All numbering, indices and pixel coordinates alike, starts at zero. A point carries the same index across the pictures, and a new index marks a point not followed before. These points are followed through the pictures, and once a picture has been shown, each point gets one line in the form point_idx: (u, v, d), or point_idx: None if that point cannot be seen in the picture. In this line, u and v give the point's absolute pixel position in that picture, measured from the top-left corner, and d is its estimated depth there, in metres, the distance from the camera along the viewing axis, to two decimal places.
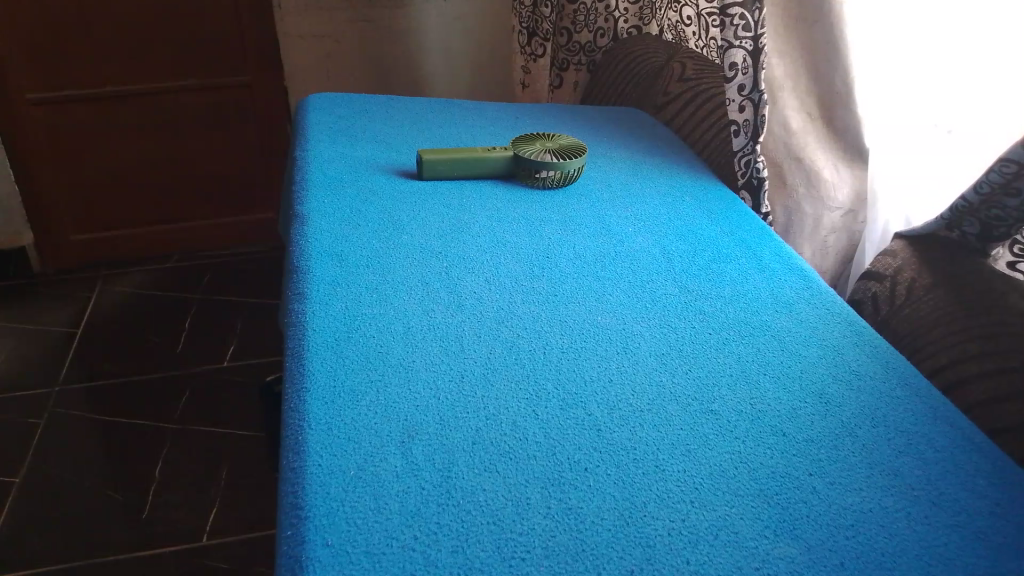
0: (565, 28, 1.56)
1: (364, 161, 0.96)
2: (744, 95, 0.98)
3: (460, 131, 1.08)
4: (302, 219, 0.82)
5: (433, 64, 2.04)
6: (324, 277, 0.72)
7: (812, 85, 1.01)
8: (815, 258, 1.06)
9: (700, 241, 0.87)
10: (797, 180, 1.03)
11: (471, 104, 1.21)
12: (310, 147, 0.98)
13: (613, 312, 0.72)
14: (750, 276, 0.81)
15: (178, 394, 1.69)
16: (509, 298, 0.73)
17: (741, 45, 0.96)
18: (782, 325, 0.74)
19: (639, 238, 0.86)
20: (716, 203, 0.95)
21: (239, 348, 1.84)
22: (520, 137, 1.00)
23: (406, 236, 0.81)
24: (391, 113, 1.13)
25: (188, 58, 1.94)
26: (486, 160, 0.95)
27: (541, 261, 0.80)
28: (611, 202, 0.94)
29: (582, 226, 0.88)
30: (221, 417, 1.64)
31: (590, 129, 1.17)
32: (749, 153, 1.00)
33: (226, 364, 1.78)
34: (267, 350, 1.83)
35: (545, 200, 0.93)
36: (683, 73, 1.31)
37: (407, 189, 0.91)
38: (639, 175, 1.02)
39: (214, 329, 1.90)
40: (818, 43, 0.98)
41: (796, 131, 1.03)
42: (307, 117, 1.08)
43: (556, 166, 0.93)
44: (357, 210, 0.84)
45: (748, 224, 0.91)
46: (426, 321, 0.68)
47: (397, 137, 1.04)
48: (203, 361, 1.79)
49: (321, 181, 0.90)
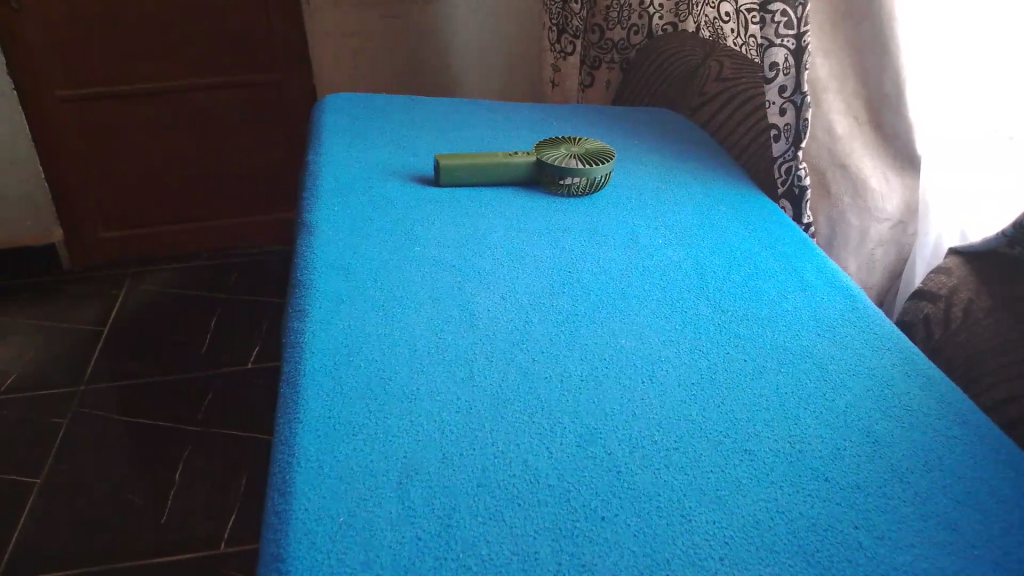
0: (597, 25, 1.52)
1: (379, 166, 0.91)
2: (786, 97, 0.92)
3: (484, 133, 1.04)
4: (310, 227, 0.77)
5: (463, 62, 1.99)
6: (329, 292, 0.67)
7: (860, 88, 0.93)
8: (860, 273, 0.99)
9: (735, 256, 0.81)
10: (842, 189, 0.96)
11: (496, 105, 1.16)
12: (324, 150, 0.94)
13: (639, 335, 0.67)
14: (789, 295, 0.75)
15: (200, 396, 1.66)
16: (527, 317, 0.68)
17: (783, 44, 0.90)
18: (824, 352, 0.68)
19: (669, 252, 0.81)
20: (754, 213, 0.89)
21: (262, 350, 1.81)
22: (544, 140, 0.94)
23: (419, 247, 0.76)
24: (414, 113, 1.09)
25: (216, 55, 1.91)
26: (508, 165, 0.90)
27: (563, 275, 0.75)
28: (640, 210, 0.88)
29: (609, 237, 0.82)
30: (241, 419, 1.61)
31: (621, 131, 1.11)
32: (790, 160, 0.94)
33: (249, 366, 1.76)
34: None
35: (569, 208, 0.88)
36: (720, 72, 1.24)
37: (423, 196, 0.86)
38: (672, 182, 0.96)
39: (237, 330, 1.87)
40: (866, 43, 0.91)
41: (841, 137, 0.95)
42: (322, 119, 1.04)
43: (581, 172, 0.88)
44: (368, 218, 0.80)
45: (789, 236, 0.85)
46: (434, 343, 0.63)
47: (416, 141, 0.99)
48: (227, 362, 1.77)
49: (332, 186, 0.85)
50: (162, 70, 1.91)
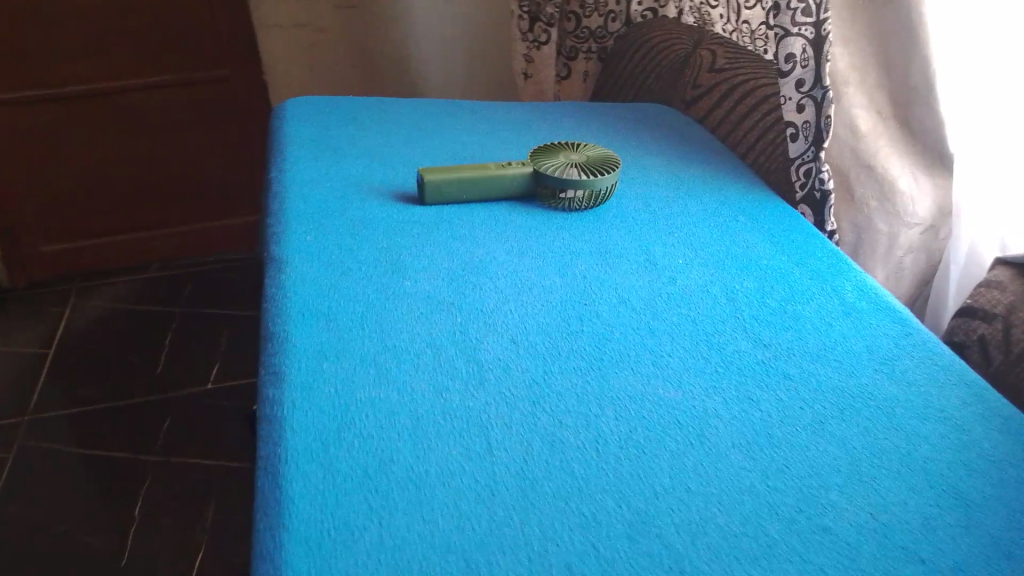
0: (572, 12, 1.44)
1: (354, 182, 0.80)
2: (804, 92, 0.84)
3: (467, 139, 0.93)
4: (278, 263, 0.66)
5: (424, 53, 1.88)
6: (308, 346, 0.56)
7: (885, 81, 0.86)
8: (888, 283, 0.89)
9: (766, 276, 0.72)
10: (868, 193, 0.86)
11: (477, 106, 1.05)
12: (290, 166, 0.82)
13: (678, 382, 0.57)
14: (834, 321, 0.66)
15: (158, 422, 1.52)
16: (544, 364, 0.57)
17: (800, 33, 0.82)
18: (887, 391, 0.59)
19: (692, 273, 0.71)
20: (778, 224, 0.80)
21: (223, 368, 1.67)
22: (539, 147, 0.84)
23: (409, 282, 0.65)
24: (388, 118, 0.98)
25: (159, 52, 1.76)
26: (502, 178, 0.79)
27: (579, 309, 0.64)
28: (652, 225, 0.79)
29: (623, 258, 0.72)
30: (206, 444, 1.48)
31: (616, 132, 1.01)
32: (809, 161, 0.86)
33: (209, 387, 1.62)
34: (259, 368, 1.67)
35: (573, 224, 0.78)
36: (715, 62, 1.14)
37: (406, 217, 0.75)
38: (682, 189, 0.86)
39: (194, 348, 1.73)
40: (891, 32, 0.84)
41: (864, 133, 0.86)
42: (286, 128, 0.92)
43: (584, 184, 0.78)
44: (347, 248, 0.68)
45: (818, 251, 0.76)
46: (440, 408, 0.52)
47: (396, 150, 0.88)
48: (184, 383, 1.63)
49: (299, 210, 0.74)
50: (101, 70, 1.75)
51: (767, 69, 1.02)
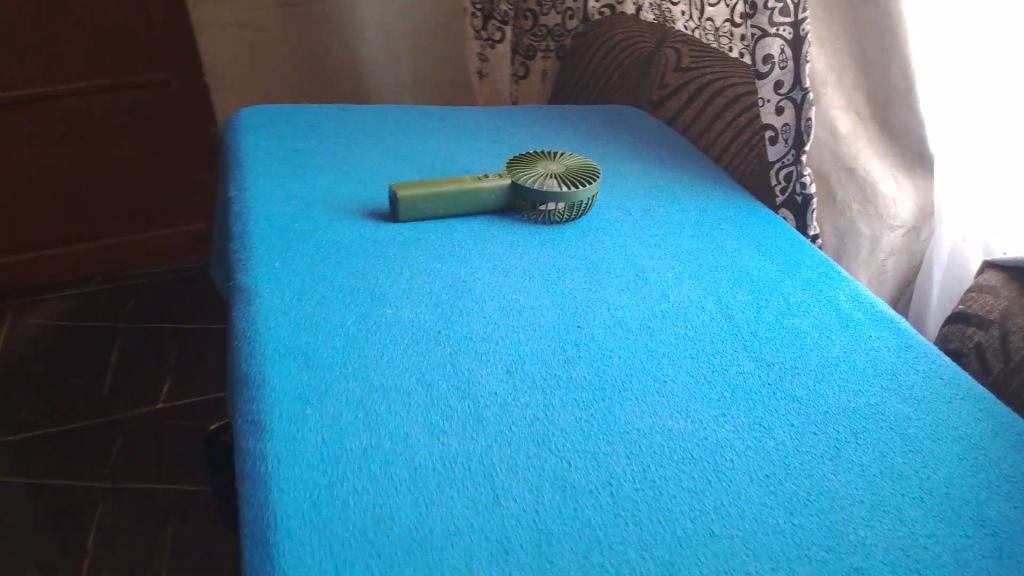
0: (529, 9, 1.40)
1: (322, 200, 0.75)
2: (783, 94, 0.82)
3: (436, 148, 0.89)
4: (246, 293, 0.60)
5: (372, 52, 1.85)
6: (289, 389, 0.51)
7: (861, 81, 0.84)
8: (872, 285, 0.88)
9: (759, 288, 0.69)
10: (850, 197, 0.85)
11: (442, 111, 1.01)
12: (249, 184, 0.76)
13: (685, 411, 0.54)
14: (833, 336, 0.64)
15: (107, 446, 1.44)
16: (545, 397, 0.53)
17: (778, 34, 0.79)
18: (896, 410, 0.57)
19: (684, 287, 0.68)
20: (763, 233, 0.78)
21: (173, 385, 1.59)
22: (515, 156, 0.80)
23: (390, 310, 0.60)
24: (350, 126, 0.93)
25: (91, 55, 1.66)
26: (479, 192, 0.75)
27: (573, 332, 0.61)
28: (638, 237, 0.76)
29: (612, 275, 0.69)
30: (160, 468, 1.40)
31: (588, 137, 0.98)
32: (789, 164, 0.84)
33: (160, 406, 1.53)
34: (213, 385, 1.59)
35: (555, 239, 0.74)
36: (681, 62, 1.11)
37: (380, 237, 0.70)
38: (662, 197, 0.84)
39: (142, 365, 1.64)
40: (867, 31, 0.81)
41: (844, 136, 0.84)
42: (241, 142, 0.86)
43: (565, 196, 0.75)
44: (320, 275, 0.64)
45: (808, 260, 0.74)
46: (439, 454, 0.48)
47: (361, 163, 0.83)
48: (130, 404, 1.54)
49: (264, 234, 0.68)
50: (29, 75, 1.64)
51: (737, 68, 1.00)
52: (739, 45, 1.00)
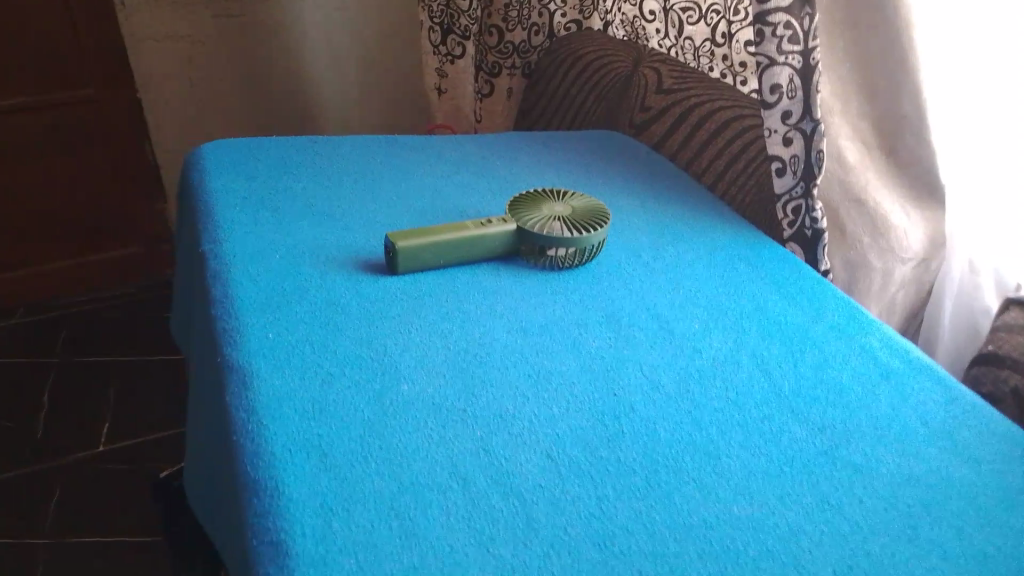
0: (495, 26, 1.32)
1: (309, 252, 0.68)
2: (790, 125, 0.78)
3: (421, 186, 0.82)
4: (240, 374, 0.53)
5: (315, 63, 1.76)
6: (309, 500, 0.44)
7: (868, 108, 0.80)
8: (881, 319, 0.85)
9: (790, 337, 0.65)
10: (861, 228, 0.81)
11: (419, 141, 0.94)
12: (224, 236, 0.68)
13: (747, 494, 0.49)
14: (877, 390, 0.60)
15: (43, 495, 1.27)
16: (596, 487, 0.48)
17: (787, 62, 0.75)
18: (959, 474, 0.53)
19: (714, 339, 0.64)
20: (781, 272, 0.74)
21: (114, 424, 1.42)
22: (517, 197, 0.74)
23: (407, 385, 0.54)
24: (324, 161, 0.85)
25: (11, 70, 1.51)
26: (483, 238, 0.69)
27: (610, 402, 0.55)
28: (653, 282, 0.71)
29: (636, 328, 0.64)
30: (108, 519, 1.24)
31: (578, 168, 0.92)
32: (798, 197, 0.80)
33: (101, 449, 1.37)
34: (162, 420, 1.44)
35: (566, 287, 0.69)
36: (662, 83, 1.06)
37: (381, 295, 0.63)
38: (667, 234, 0.79)
39: (77, 399, 1.47)
40: (875, 56, 0.77)
41: (854, 166, 0.80)
42: (206, 183, 0.77)
43: (571, 242, 0.69)
44: (321, 346, 0.56)
45: (832, 303, 0.70)
46: (492, 568, 0.42)
47: (345, 206, 0.76)
48: (69, 448, 1.37)
49: (251, 298, 0.61)
50: None
51: (722, 91, 0.96)
52: (719, 65, 0.97)
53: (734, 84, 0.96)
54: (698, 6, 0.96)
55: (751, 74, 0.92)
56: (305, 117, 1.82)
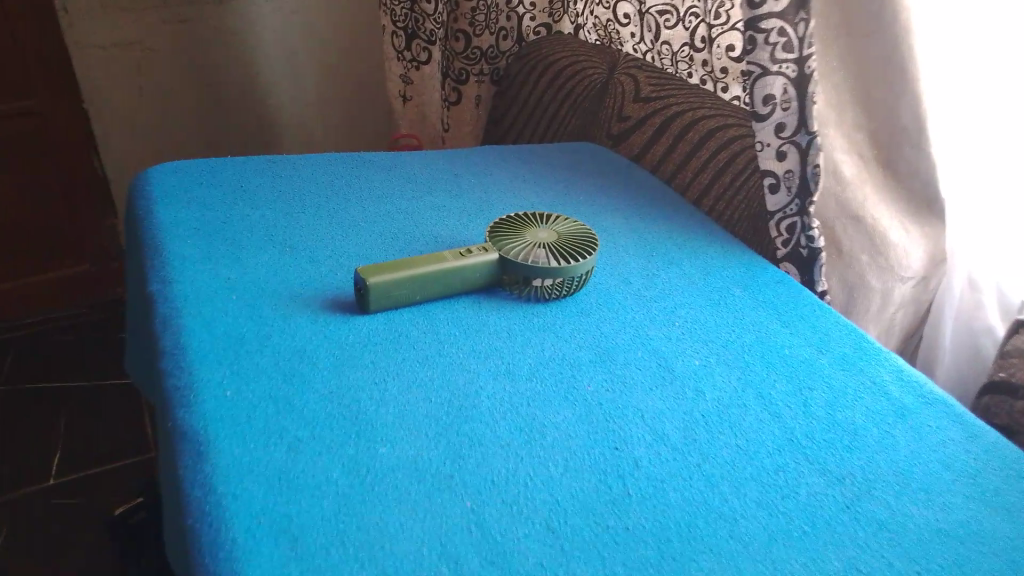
0: (462, 30, 1.28)
1: (271, 291, 0.61)
2: (784, 137, 0.74)
3: (392, 210, 0.76)
4: (197, 444, 0.47)
5: (272, 68, 1.68)
6: None
7: (864, 118, 0.76)
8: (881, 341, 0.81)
9: (797, 373, 0.60)
10: (857, 246, 0.77)
11: (388, 157, 0.88)
12: (175, 275, 0.62)
13: (771, 563, 0.44)
14: (894, 431, 0.56)
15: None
16: (603, 564, 0.43)
17: (781, 71, 0.71)
18: (992, 527, 0.49)
19: (718, 378, 0.59)
20: (779, 299, 0.70)
21: (67, 453, 1.33)
22: (497, 221, 0.69)
23: (386, 449, 0.48)
24: (286, 183, 0.78)
25: None
26: (464, 269, 0.63)
27: (611, 459, 0.50)
28: (647, 312, 0.66)
29: (633, 367, 0.59)
30: (62, 556, 1.14)
31: (557, 185, 0.87)
32: (793, 215, 0.76)
33: (52, 480, 1.27)
34: (121, 449, 1.35)
35: (553, 321, 0.63)
36: (640, 91, 1.01)
37: (353, 338, 0.57)
38: (658, 256, 0.74)
39: (24, 429, 1.37)
40: (872, 63, 0.73)
41: (850, 182, 0.76)
42: (154, 212, 0.70)
43: (558, 271, 0.63)
44: (287, 404, 0.50)
45: (836, 332, 0.66)
46: None
47: (309, 235, 0.70)
48: (18, 481, 1.27)
49: (206, 348, 0.54)
50: None
51: (705, 98, 0.92)
52: (699, 70, 0.93)
53: (713, 90, 0.91)
54: (676, 8, 0.90)
55: (732, 80, 0.88)
56: (263, 126, 1.74)
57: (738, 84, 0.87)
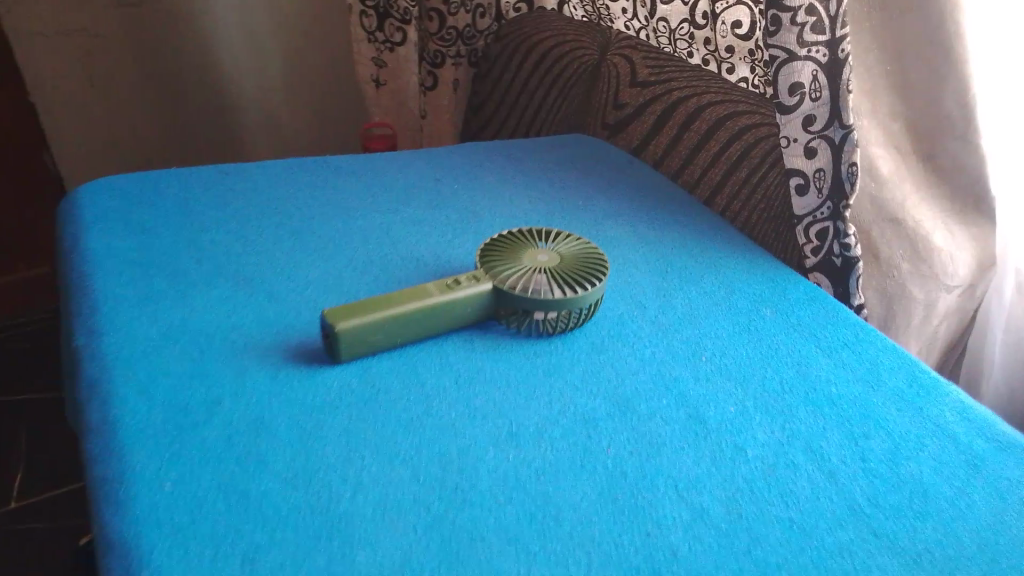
0: (435, 10, 1.13)
1: (223, 340, 0.51)
2: (813, 132, 0.64)
3: (366, 226, 0.66)
4: (125, 562, 0.37)
5: (232, 50, 1.54)
6: None
7: (900, 105, 0.67)
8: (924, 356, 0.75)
9: (848, 418, 0.52)
10: (897, 251, 0.69)
11: (360, 160, 0.78)
12: (107, 325, 0.51)
13: None
14: (967, 489, 0.47)
15: None
16: None
17: (810, 56, 0.61)
18: None
19: (758, 427, 0.50)
20: (814, 320, 0.61)
21: (29, 474, 1.17)
22: (490, 240, 0.60)
23: (365, 553, 0.38)
24: (242, 197, 0.68)
25: None
26: (453, 304, 0.53)
27: (646, 549, 0.41)
28: (668, 345, 0.56)
29: (658, 419, 0.49)
30: None
31: (552, 187, 0.77)
32: (824, 219, 0.67)
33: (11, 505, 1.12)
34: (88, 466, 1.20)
35: (561, 361, 0.53)
36: (636, 75, 0.90)
37: (323, 397, 0.48)
38: (674, 271, 0.65)
39: None
40: (911, 44, 0.63)
41: (888, 180, 0.67)
42: (83, 242, 0.60)
43: (559, 304, 0.54)
44: (242, 498, 0.41)
45: (884, 361, 0.57)
46: None
47: (269, 264, 0.60)
48: None
49: (140, 425, 0.44)
50: None
51: (709, 80, 0.81)
52: (700, 49, 0.83)
53: (717, 71, 0.82)
54: None
55: (738, 60, 0.79)
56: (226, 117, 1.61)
57: (746, 64, 0.79)
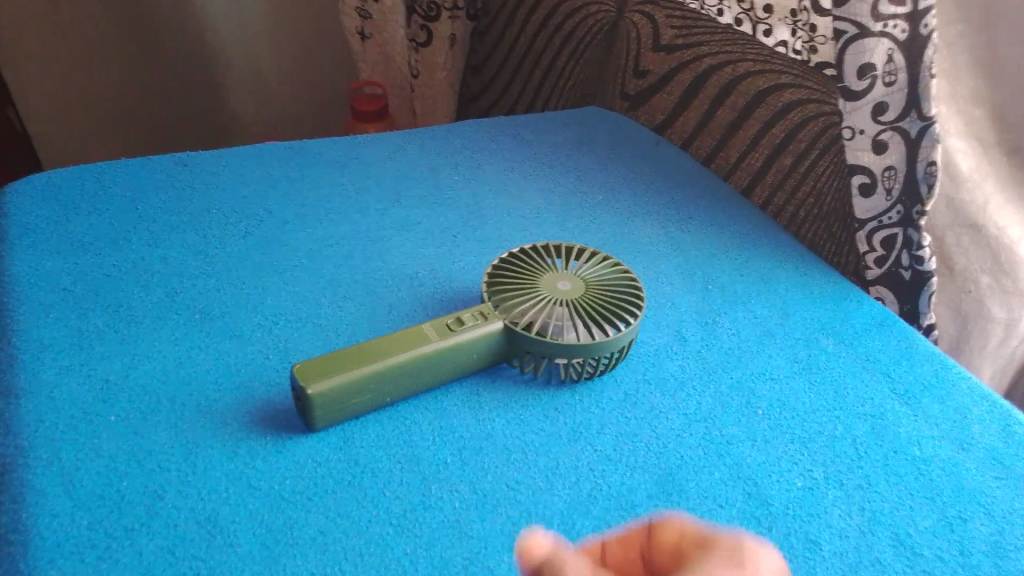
0: None
1: (172, 401, 0.42)
2: (885, 123, 0.54)
3: (351, 234, 0.56)
4: None
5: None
6: None
7: (987, 89, 0.56)
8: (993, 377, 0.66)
9: (936, 492, 0.42)
10: (974, 263, 0.60)
11: (345, 145, 0.67)
12: (26, 383, 0.41)
13: None
14: None
15: None
16: None
17: (887, 31, 0.50)
18: None
19: (830, 509, 0.40)
20: (885, 355, 0.51)
21: None
22: (498, 265, 0.49)
23: None
24: (203, 199, 0.57)
25: None
26: (454, 351, 0.43)
27: None
28: (719, 393, 0.47)
29: (710, 502, 0.40)
30: None
31: (568, 179, 0.66)
32: (892, 225, 0.56)
33: None
34: None
35: (588, 420, 0.44)
36: (660, 38, 0.78)
37: (294, 486, 0.38)
38: (718, 290, 0.55)
39: None
40: (1006, 16, 0.53)
41: (968, 178, 0.58)
42: (5, 264, 0.49)
43: (587, 350, 0.44)
44: None
45: (973, 411, 0.47)
46: None
47: (231, 289, 0.49)
48: None
49: (59, 533, 0.35)
50: None
51: (742, 45, 0.69)
52: (732, 7, 0.69)
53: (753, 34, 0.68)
54: None
55: (778, 21, 0.66)
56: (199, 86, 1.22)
57: (786, 27, 0.65)
